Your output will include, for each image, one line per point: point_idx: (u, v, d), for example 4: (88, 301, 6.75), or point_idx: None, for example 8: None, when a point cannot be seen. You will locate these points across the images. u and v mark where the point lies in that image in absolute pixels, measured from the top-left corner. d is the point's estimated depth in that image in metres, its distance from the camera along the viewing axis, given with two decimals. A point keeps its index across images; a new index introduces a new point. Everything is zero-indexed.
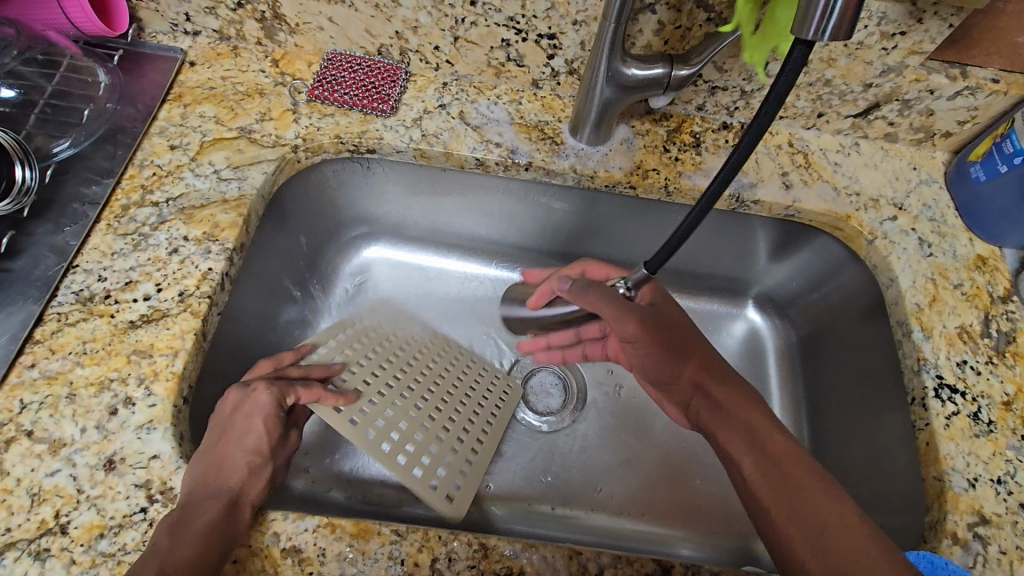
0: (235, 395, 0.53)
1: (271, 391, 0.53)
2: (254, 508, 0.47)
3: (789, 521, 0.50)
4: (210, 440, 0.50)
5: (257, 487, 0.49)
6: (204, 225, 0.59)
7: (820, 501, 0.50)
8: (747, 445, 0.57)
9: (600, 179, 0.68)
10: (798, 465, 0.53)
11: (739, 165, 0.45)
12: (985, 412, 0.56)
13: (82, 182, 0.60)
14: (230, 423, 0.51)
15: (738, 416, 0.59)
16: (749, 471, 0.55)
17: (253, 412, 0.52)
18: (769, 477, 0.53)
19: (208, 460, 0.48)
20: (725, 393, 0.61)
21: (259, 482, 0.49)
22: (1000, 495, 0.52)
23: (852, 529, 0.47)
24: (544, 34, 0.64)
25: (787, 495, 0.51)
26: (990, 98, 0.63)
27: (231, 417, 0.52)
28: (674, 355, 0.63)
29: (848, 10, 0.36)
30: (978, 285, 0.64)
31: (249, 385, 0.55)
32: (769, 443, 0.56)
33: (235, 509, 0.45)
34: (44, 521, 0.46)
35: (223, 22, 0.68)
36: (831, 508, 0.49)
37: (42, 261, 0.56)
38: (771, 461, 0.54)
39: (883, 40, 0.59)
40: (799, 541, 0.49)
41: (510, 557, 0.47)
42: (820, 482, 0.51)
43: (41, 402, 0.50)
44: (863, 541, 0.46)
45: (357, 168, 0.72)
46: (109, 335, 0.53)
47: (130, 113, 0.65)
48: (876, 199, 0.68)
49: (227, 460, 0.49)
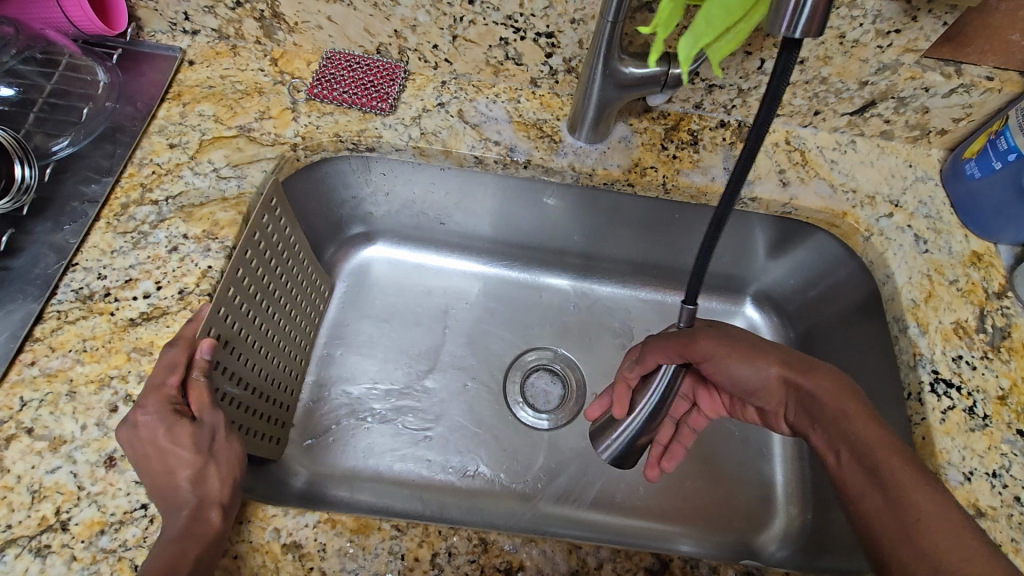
0: (125, 430, 0.46)
1: (152, 409, 0.47)
2: (224, 500, 0.45)
3: (884, 512, 0.47)
4: (141, 476, 0.46)
5: (213, 483, 0.46)
6: (203, 224, 0.60)
7: (916, 495, 0.46)
8: (840, 436, 0.53)
9: (598, 176, 0.68)
10: (896, 456, 0.48)
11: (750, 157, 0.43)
12: (981, 407, 0.57)
13: (81, 181, 0.60)
14: (142, 452, 0.45)
15: (828, 407, 0.54)
16: (845, 462, 0.52)
17: (154, 434, 0.46)
18: (864, 468, 0.50)
19: (152, 493, 0.45)
20: (815, 383, 0.56)
21: (213, 481, 0.46)
22: (996, 488, 0.53)
23: (950, 521, 0.44)
24: (542, 33, 0.64)
25: (883, 489, 0.48)
26: (984, 95, 0.63)
27: (135, 453, 0.46)
28: (752, 357, 0.59)
29: (818, 7, 0.37)
30: (973, 281, 0.64)
31: (128, 416, 0.47)
32: (861, 433, 0.51)
33: (199, 512, 0.44)
34: (45, 518, 0.46)
35: (222, 21, 0.69)
36: (928, 504, 0.45)
37: (42, 259, 0.56)
38: (865, 454, 0.50)
39: (877, 38, 0.60)
40: (894, 539, 0.45)
41: (509, 552, 0.48)
42: (916, 476, 0.47)
43: (41, 400, 0.50)
44: (965, 537, 0.43)
45: (356, 166, 0.72)
46: (109, 332, 0.53)
47: (129, 112, 0.65)
48: (872, 196, 0.69)
49: (163, 483, 0.45)
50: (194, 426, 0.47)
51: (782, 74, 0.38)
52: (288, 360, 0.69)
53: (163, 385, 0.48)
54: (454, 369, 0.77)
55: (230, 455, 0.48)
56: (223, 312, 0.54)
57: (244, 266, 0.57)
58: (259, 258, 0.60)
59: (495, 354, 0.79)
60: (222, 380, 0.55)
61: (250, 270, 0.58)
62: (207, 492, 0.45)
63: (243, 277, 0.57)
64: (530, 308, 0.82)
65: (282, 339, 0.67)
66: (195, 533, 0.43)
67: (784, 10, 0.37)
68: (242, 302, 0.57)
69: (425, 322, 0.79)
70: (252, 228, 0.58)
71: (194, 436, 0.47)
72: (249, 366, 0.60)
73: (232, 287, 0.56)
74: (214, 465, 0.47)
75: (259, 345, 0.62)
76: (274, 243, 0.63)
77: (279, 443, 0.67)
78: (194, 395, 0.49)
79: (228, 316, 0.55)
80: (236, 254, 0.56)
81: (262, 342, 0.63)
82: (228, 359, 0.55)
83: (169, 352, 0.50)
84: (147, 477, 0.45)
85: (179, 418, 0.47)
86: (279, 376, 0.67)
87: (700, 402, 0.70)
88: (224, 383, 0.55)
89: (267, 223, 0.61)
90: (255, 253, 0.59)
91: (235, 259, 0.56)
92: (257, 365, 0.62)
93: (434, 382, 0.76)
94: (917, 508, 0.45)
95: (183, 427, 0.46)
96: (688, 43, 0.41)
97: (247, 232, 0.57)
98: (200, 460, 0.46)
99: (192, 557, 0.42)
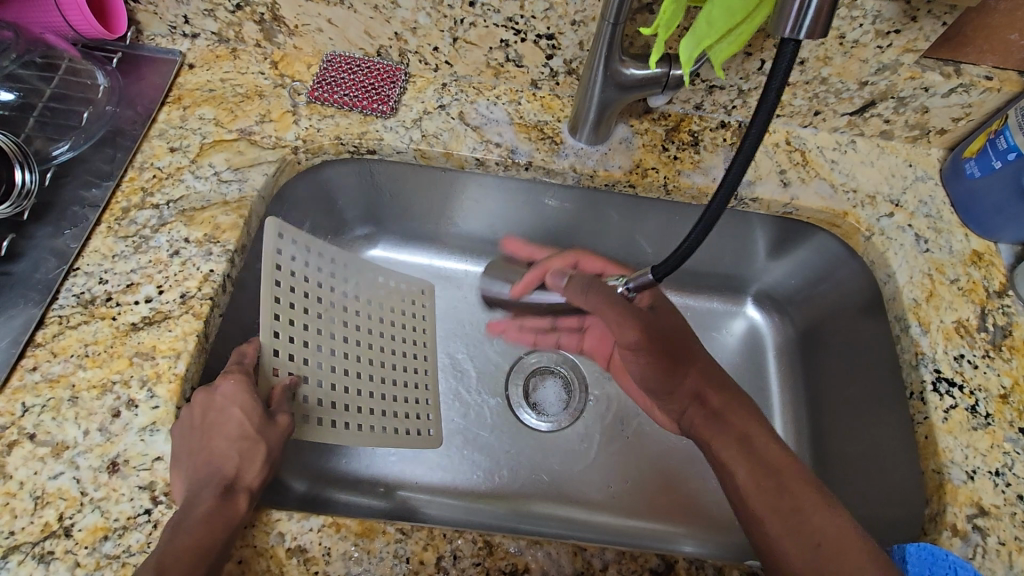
0: (202, 394, 0.49)
1: (237, 380, 0.50)
2: (254, 492, 0.46)
3: (785, 535, 0.50)
4: (192, 441, 0.47)
5: (252, 470, 0.47)
6: (204, 227, 0.59)
7: (817, 516, 0.50)
8: (744, 455, 0.57)
9: (599, 178, 0.69)
10: (797, 479, 0.53)
11: (751, 152, 0.45)
12: (983, 406, 0.57)
13: (82, 185, 0.60)
14: (206, 420, 0.47)
15: (734, 426, 0.60)
16: (743, 481, 0.55)
17: (228, 403, 0.48)
18: (763, 488, 0.53)
19: (194, 460, 0.46)
20: (723, 403, 0.62)
21: (256, 465, 0.47)
22: (998, 487, 0.53)
23: (848, 543, 0.47)
24: (543, 34, 0.65)
25: (785, 509, 0.51)
26: (983, 95, 0.64)
27: (203, 417, 0.48)
28: (672, 367, 0.65)
29: (821, 11, 0.37)
30: (974, 280, 0.64)
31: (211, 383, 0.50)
32: (763, 454, 0.56)
33: (230, 496, 0.44)
34: (48, 524, 0.46)
35: (221, 24, 0.68)
36: (829, 525, 0.49)
37: (43, 264, 0.56)
38: (767, 474, 0.54)
39: (877, 38, 0.60)
40: (794, 557, 0.48)
41: (515, 555, 0.47)
42: (817, 495, 0.51)
43: (43, 405, 0.50)
44: (857, 555, 0.46)
45: (357, 169, 0.72)
46: (111, 336, 0.53)
47: (129, 115, 0.65)
48: (873, 196, 0.69)
49: (215, 452, 0.46)
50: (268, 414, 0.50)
51: (778, 75, 0.41)
52: (398, 359, 0.69)
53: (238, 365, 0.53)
54: (456, 371, 0.77)
55: (278, 450, 0.49)
56: (277, 334, 0.58)
57: (282, 294, 0.60)
58: (297, 280, 0.62)
59: (497, 356, 0.79)
60: (307, 387, 0.58)
61: (295, 296, 0.61)
62: (243, 477, 0.46)
63: (286, 302, 0.60)
64: None
65: (379, 343, 0.68)
66: (224, 515, 0.43)
67: (787, 15, 0.38)
68: (298, 322, 0.61)
69: None
70: (268, 262, 0.59)
71: (262, 421, 0.49)
72: (336, 372, 0.62)
73: (278, 313, 0.59)
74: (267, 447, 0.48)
75: (342, 354, 0.64)
76: (311, 264, 0.64)
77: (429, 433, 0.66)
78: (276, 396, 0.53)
79: (288, 336, 0.59)
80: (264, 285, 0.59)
81: (347, 350, 0.64)
82: (304, 369, 0.59)
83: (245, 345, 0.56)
84: (200, 443, 0.47)
85: (259, 401, 0.50)
86: (396, 375, 0.67)
87: (587, 335, 0.79)
88: (310, 388, 0.59)
89: (290, 253, 0.62)
90: (286, 279, 0.61)
91: (264, 288, 0.59)
92: (350, 370, 0.63)
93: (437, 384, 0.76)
94: (818, 531, 0.49)
95: (256, 405, 0.49)
96: (689, 44, 0.46)
97: (266, 265, 0.59)
98: (253, 442, 0.48)
99: (218, 540, 0.42)
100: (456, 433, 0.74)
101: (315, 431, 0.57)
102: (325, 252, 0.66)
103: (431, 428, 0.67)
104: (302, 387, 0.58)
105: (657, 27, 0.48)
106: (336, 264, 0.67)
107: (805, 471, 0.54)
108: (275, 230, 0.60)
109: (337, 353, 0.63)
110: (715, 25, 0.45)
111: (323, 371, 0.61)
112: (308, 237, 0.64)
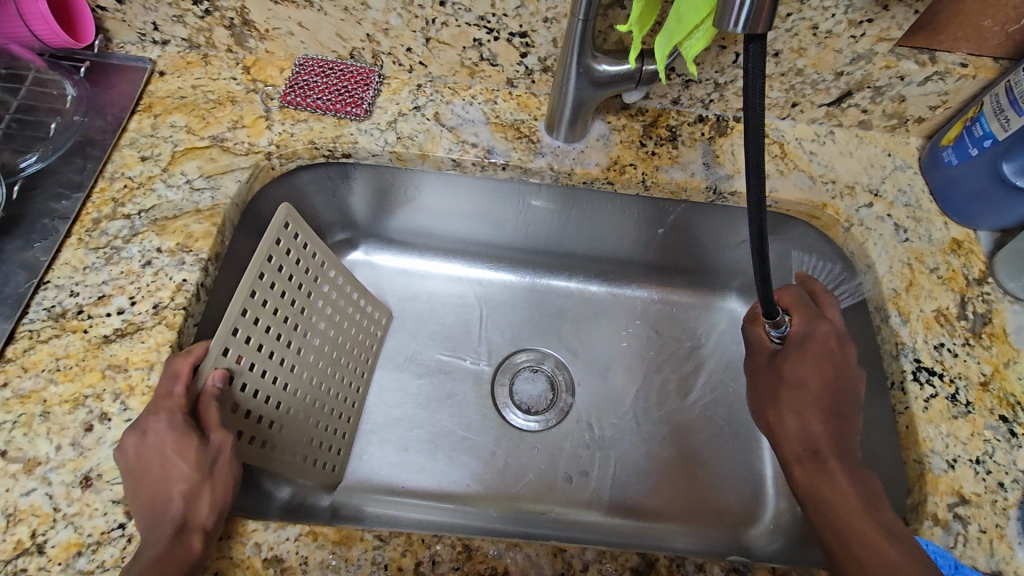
0: (133, 437, 0.47)
1: (171, 419, 0.48)
2: (209, 525, 0.45)
3: None
4: (134, 484, 0.46)
5: (203, 506, 0.45)
6: (177, 236, 0.59)
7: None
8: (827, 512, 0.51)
9: (577, 176, 0.68)
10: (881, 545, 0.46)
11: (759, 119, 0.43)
12: (963, 394, 0.57)
13: (51, 198, 0.59)
14: (145, 461, 0.46)
15: (823, 485, 0.52)
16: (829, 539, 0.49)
17: (162, 444, 0.47)
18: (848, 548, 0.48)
19: (141, 501, 0.46)
20: (829, 462, 0.54)
21: (204, 502, 0.46)
22: (979, 475, 0.53)
23: None
24: (515, 33, 0.64)
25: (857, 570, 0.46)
26: (959, 82, 0.63)
27: (140, 459, 0.46)
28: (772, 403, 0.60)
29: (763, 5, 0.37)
30: (954, 268, 0.64)
31: (142, 422, 0.48)
32: (846, 517, 0.49)
33: (181, 535, 0.44)
34: (20, 542, 0.45)
35: (191, 30, 0.68)
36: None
37: (12, 278, 0.55)
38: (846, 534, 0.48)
39: (850, 28, 0.60)
40: None
41: (494, 558, 0.47)
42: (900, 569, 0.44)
43: (14, 421, 0.49)
44: None
45: (333, 173, 0.71)
46: (83, 350, 0.53)
47: (99, 125, 0.64)
48: (852, 186, 0.69)
49: (161, 496, 0.46)
50: (202, 444, 0.48)
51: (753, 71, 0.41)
52: (336, 385, 0.68)
53: (170, 394, 0.49)
54: (441, 373, 0.77)
55: (230, 482, 0.48)
56: (237, 330, 0.53)
57: (261, 287, 0.55)
58: (279, 277, 0.57)
59: (480, 358, 0.79)
60: (239, 396, 0.54)
61: (271, 292, 0.56)
62: (194, 515, 0.45)
63: (262, 298, 0.55)
64: (518, 311, 0.82)
65: (324, 363, 0.66)
66: (174, 557, 0.42)
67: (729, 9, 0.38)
68: (263, 322, 0.56)
69: (409, 326, 0.79)
70: (264, 250, 0.55)
71: (199, 454, 0.47)
72: (277, 385, 0.59)
73: (248, 307, 0.54)
74: (213, 484, 0.47)
75: (291, 367, 0.60)
76: (298, 264, 0.60)
77: (333, 470, 0.67)
78: (205, 410, 0.49)
79: (246, 336, 0.54)
80: (251, 270, 0.54)
81: (297, 362, 0.61)
82: (246, 376, 0.54)
83: (174, 361, 0.50)
84: (143, 486, 0.46)
85: (192, 438, 0.48)
86: (327, 401, 0.66)
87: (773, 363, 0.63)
88: (242, 398, 0.54)
89: (284, 246, 0.58)
90: (271, 272, 0.56)
91: (249, 278, 0.53)
92: (290, 386, 0.60)
93: (421, 387, 0.76)
94: None
95: (190, 441, 0.47)
96: (663, 40, 0.46)
97: (259, 254, 0.54)
98: (197, 477, 0.46)
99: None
100: (440, 436, 0.73)
101: (256, 454, 0.56)
102: (313, 252, 0.62)
103: (337, 463, 0.68)
104: (235, 394, 0.54)
105: (632, 24, 0.48)
106: (316, 265, 0.63)
107: (886, 532, 0.47)
108: (283, 220, 0.57)
109: (290, 367, 0.60)
110: (684, 22, 0.44)
111: (264, 380, 0.57)
112: (306, 235, 0.61)
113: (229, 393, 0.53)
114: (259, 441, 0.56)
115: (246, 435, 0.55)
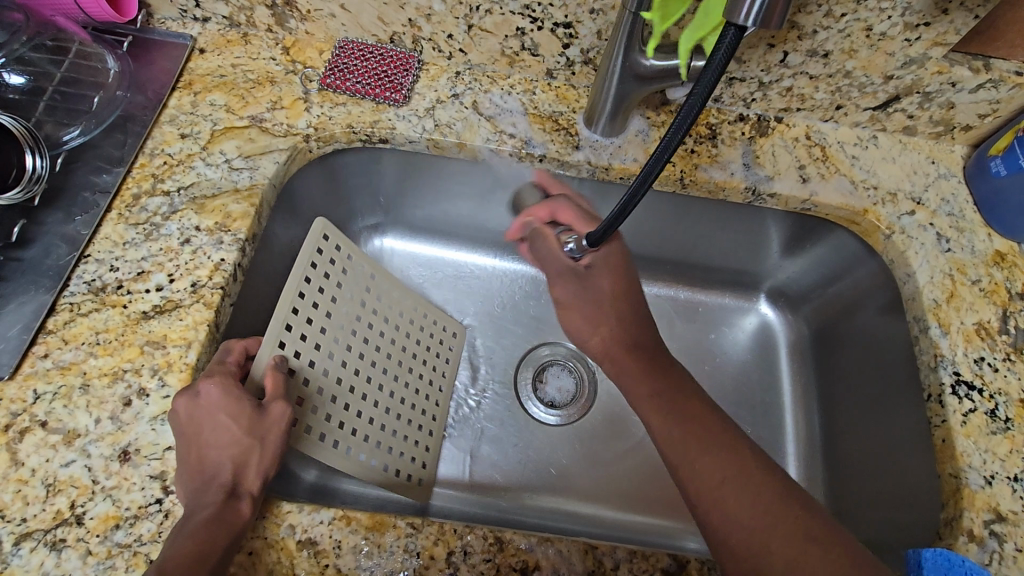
0: (184, 401, 0.47)
1: (224, 384, 0.48)
2: (257, 491, 0.45)
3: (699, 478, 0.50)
4: (186, 448, 0.46)
5: (251, 473, 0.46)
6: (216, 216, 0.59)
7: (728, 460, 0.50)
8: (659, 405, 0.56)
9: (614, 171, 0.67)
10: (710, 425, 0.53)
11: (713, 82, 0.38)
12: (1002, 410, 0.56)
13: (92, 171, 0.60)
14: (195, 424, 0.46)
15: (652, 378, 0.59)
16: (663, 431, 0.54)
17: (214, 409, 0.46)
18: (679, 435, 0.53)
19: (191, 465, 0.46)
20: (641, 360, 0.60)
21: (253, 469, 0.46)
22: (1017, 493, 0.52)
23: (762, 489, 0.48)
24: (560, 23, 0.63)
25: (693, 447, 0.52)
26: (1013, 91, 0.62)
27: (191, 421, 0.46)
28: (590, 318, 0.64)
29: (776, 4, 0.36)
30: (996, 282, 0.63)
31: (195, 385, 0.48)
32: (688, 408, 0.55)
33: (231, 499, 0.44)
34: (60, 512, 0.46)
35: (233, 8, 0.67)
36: (748, 470, 0.49)
37: (54, 251, 0.55)
38: (680, 416, 0.54)
39: (905, 31, 0.58)
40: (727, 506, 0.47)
41: (525, 552, 0.47)
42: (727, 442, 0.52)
43: (55, 392, 0.50)
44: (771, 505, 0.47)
45: (367, 158, 0.71)
46: (122, 325, 0.53)
47: (140, 101, 0.64)
48: (894, 193, 0.67)
49: (211, 458, 0.45)
50: (255, 410, 0.47)
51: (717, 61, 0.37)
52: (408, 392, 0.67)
53: (222, 363, 0.50)
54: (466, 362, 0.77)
55: (280, 453, 0.48)
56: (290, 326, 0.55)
57: (309, 290, 0.58)
58: (327, 283, 0.60)
59: (506, 350, 0.78)
60: (304, 390, 0.55)
61: (319, 296, 0.59)
62: (243, 481, 0.45)
63: (311, 300, 0.58)
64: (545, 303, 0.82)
65: (391, 369, 0.65)
66: (224, 522, 0.42)
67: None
68: (317, 322, 0.58)
69: None
70: (306, 256, 0.58)
71: (252, 420, 0.47)
72: (343, 387, 0.59)
73: (299, 307, 0.57)
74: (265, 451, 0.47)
75: (355, 369, 0.61)
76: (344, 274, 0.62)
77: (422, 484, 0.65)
78: (271, 381, 0.50)
79: (301, 332, 0.56)
80: (295, 274, 0.57)
81: (358, 366, 0.62)
82: (306, 371, 0.56)
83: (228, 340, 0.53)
84: (193, 449, 0.46)
85: (246, 404, 0.47)
86: (403, 410, 0.65)
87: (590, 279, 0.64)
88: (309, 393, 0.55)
89: (326, 254, 0.60)
90: (317, 277, 0.59)
91: (294, 279, 0.56)
92: (357, 388, 0.61)
93: None
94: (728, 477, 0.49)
95: (244, 406, 0.47)
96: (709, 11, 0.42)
97: (302, 260, 0.57)
98: (247, 443, 0.46)
99: (220, 547, 0.42)
100: (461, 423, 0.73)
101: (332, 453, 0.55)
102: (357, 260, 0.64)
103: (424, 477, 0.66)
104: (300, 388, 0.55)
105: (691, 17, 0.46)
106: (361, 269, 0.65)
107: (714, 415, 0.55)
108: (320, 230, 0.60)
109: (350, 368, 0.61)
110: None
111: (327, 379, 0.58)
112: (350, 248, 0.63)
113: (294, 386, 0.54)
114: (332, 439, 0.56)
115: (318, 430, 0.55)
